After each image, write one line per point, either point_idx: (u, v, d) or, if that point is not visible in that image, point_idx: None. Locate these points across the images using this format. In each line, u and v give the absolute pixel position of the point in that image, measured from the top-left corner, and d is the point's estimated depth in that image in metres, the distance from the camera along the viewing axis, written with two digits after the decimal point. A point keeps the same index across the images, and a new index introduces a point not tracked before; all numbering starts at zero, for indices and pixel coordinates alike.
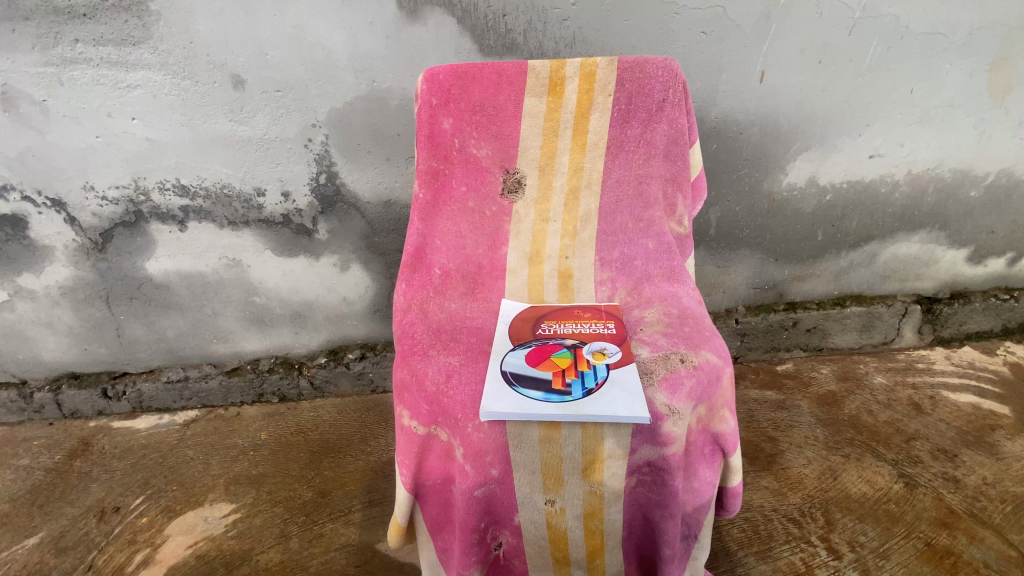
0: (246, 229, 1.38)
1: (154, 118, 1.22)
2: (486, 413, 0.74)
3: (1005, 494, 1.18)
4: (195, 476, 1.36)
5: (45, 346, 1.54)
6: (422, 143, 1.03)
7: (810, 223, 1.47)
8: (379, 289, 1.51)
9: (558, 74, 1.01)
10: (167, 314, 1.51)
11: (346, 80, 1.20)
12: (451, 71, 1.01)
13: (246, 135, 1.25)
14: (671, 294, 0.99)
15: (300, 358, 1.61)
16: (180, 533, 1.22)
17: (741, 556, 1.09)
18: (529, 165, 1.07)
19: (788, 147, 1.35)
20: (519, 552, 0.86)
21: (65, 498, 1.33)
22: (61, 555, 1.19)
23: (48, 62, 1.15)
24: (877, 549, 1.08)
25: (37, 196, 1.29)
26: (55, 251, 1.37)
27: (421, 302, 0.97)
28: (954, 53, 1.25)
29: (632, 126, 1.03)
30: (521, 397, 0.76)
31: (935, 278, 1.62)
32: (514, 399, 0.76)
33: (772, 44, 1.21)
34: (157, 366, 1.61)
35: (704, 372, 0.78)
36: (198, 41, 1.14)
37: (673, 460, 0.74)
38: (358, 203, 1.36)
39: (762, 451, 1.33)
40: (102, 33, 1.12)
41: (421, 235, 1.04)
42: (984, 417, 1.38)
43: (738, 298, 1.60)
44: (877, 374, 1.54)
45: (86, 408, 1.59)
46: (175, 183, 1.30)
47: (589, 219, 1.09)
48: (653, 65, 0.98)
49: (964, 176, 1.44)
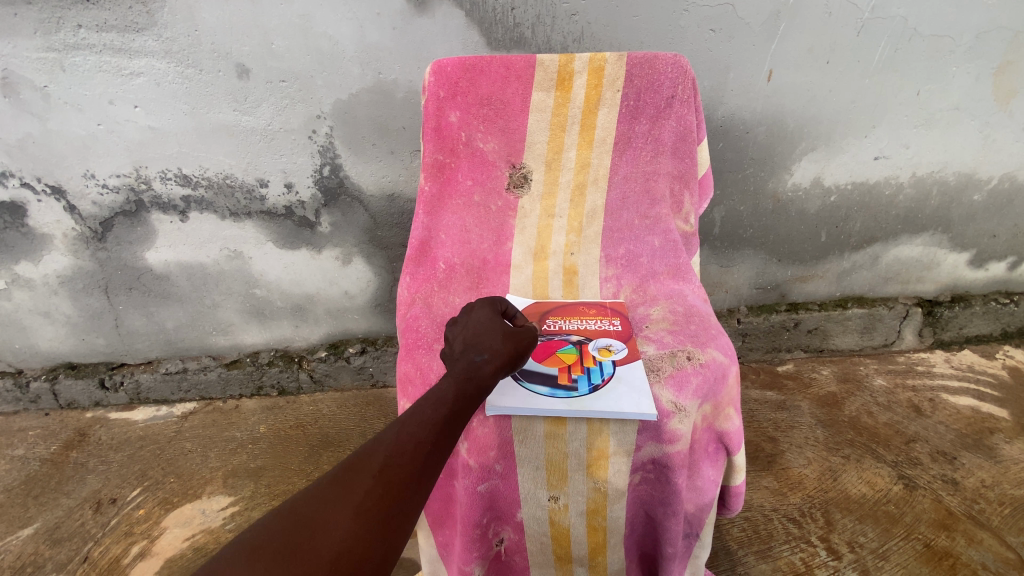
0: (248, 221, 1.37)
1: (156, 106, 1.21)
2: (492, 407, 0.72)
3: (1004, 496, 1.18)
4: (193, 469, 1.35)
5: (42, 335, 1.53)
6: (429, 135, 1.02)
7: (813, 224, 1.47)
8: (381, 284, 1.50)
9: (566, 69, 1.00)
10: (166, 305, 1.50)
11: (352, 71, 1.19)
12: (459, 64, 1.00)
13: (249, 125, 1.24)
14: (676, 291, 0.98)
15: (300, 352, 1.60)
16: (178, 525, 1.22)
17: (741, 556, 1.09)
18: (536, 161, 1.07)
19: (794, 147, 1.34)
20: (521, 548, 0.85)
21: (61, 489, 1.32)
22: (56, 546, 1.18)
23: (49, 47, 1.13)
24: (877, 549, 1.09)
25: (36, 184, 1.27)
26: (54, 239, 1.36)
27: (425, 295, 0.96)
28: (961, 56, 1.25)
29: (640, 122, 1.02)
30: (527, 392, 0.76)
31: (936, 281, 1.62)
32: (520, 394, 0.75)
33: (781, 43, 1.21)
34: (156, 357, 1.60)
35: (710, 369, 0.78)
36: (202, 29, 1.13)
37: (677, 457, 0.74)
38: (361, 196, 1.35)
39: (763, 451, 1.33)
40: (106, 19, 1.11)
41: (426, 229, 1.03)
42: (983, 419, 1.38)
43: (740, 298, 1.60)
44: (877, 376, 1.54)
45: (83, 399, 1.58)
46: (176, 173, 1.28)
47: (595, 216, 1.08)
48: (663, 61, 0.98)
49: (968, 180, 1.44)
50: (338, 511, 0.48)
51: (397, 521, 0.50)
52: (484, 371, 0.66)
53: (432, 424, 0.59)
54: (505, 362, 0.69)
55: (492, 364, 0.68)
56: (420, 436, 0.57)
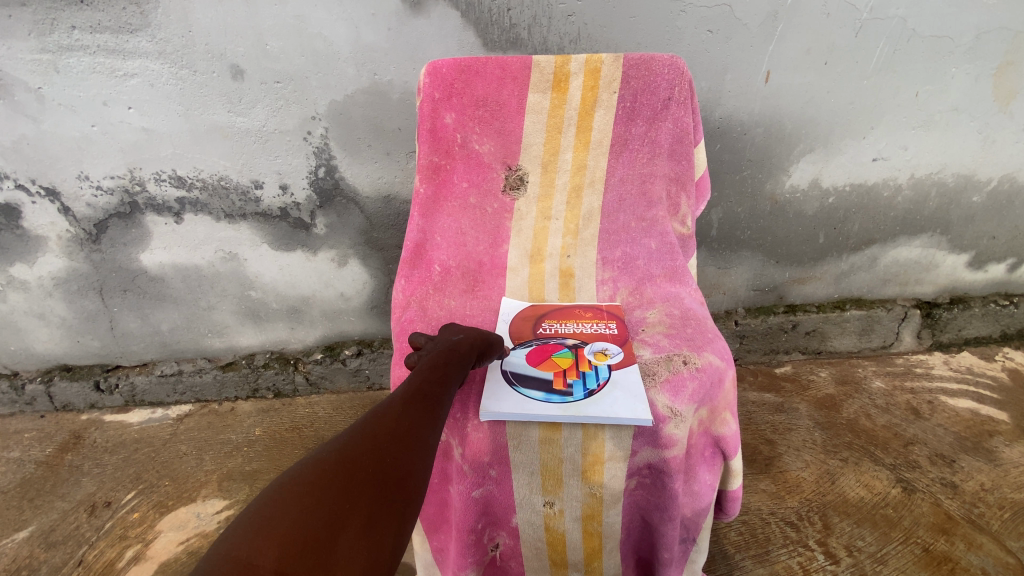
0: (243, 223, 1.36)
1: (151, 108, 1.20)
2: (487, 412, 0.72)
3: (1003, 500, 1.18)
4: (188, 472, 1.35)
5: (37, 337, 1.52)
6: (424, 137, 1.02)
7: (812, 225, 1.47)
8: (377, 286, 1.49)
9: (563, 70, 0.99)
10: (161, 307, 1.49)
11: (347, 72, 1.18)
12: (454, 65, 0.99)
13: (245, 126, 1.23)
14: (673, 294, 0.97)
15: (296, 354, 1.60)
16: (172, 529, 1.21)
17: (739, 560, 1.09)
18: (532, 162, 1.06)
19: (792, 148, 1.34)
20: (516, 553, 0.85)
21: (55, 492, 1.31)
22: (50, 550, 1.17)
23: (43, 48, 1.12)
24: (875, 554, 1.08)
25: (31, 185, 1.27)
26: (48, 241, 1.35)
27: (421, 298, 0.96)
28: (960, 57, 1.24)
29: (636, 124, 1.02)
30: (521, 397, 0.75)
31: (935, 283, 1.62)
32: (514, 399, 0.75)
33: (779, 44, 1.20)
34: (152, 359, 1.59)
35: (706, 374, 0.77)
36: (197, 30, 1.12)
37: (674, 462, 0.73)
38: (357, 198, 1.35)
39: (761, 454, 1.32)
40: (99, 20, 1.10)
41: (422, 231, 1.02)
42: (982, 422, 1.37)
43: (738, 299, 1.59)
44: (876, 379, 1.53)
45: (78, 401, 1.57)
46: (171, 174, 1.28)
47: (591, 218, 1.08)
48: (660, 62, 0.97)
49: (967, 182, 1.43)
50: (376, 438, 0.54)
51: (425, 448, 0.57)
52: (461, 346, 0.75)
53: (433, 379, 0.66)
54: (477, 339, 0.78)
55: (467, 340, 0.77)
56: (426, 388, 0.64)
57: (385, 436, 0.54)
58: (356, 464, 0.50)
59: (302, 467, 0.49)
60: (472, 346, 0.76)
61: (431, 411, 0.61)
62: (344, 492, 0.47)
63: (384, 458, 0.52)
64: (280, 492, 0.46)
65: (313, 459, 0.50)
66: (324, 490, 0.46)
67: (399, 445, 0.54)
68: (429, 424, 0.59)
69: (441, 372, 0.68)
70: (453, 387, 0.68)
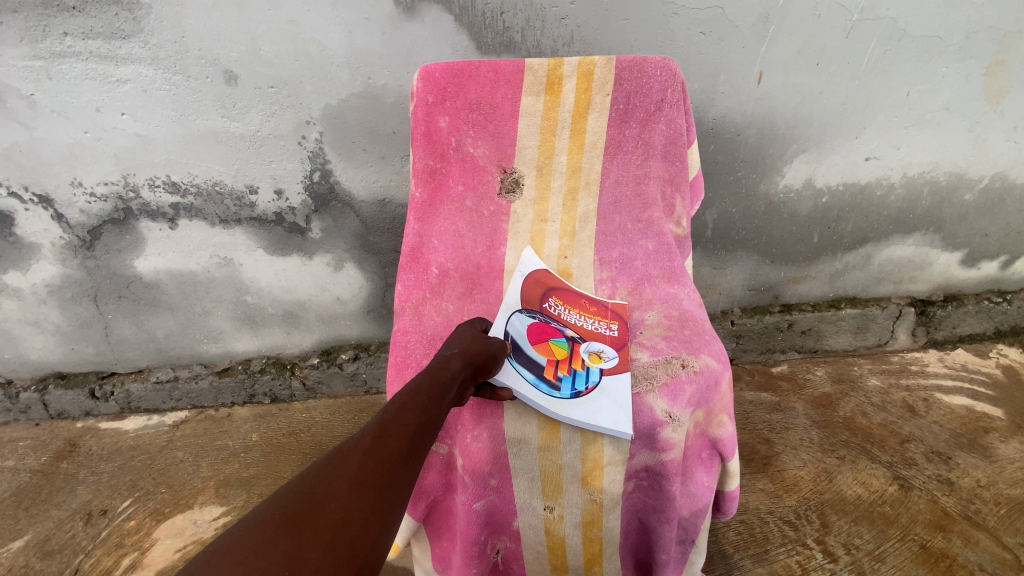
0: (238, 227, 1.36)
1: (144, 114, 1.20)
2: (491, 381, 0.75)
3: (999, 496, 1.19)
4: (185, 478, 1.34)
5: (31, 345, 1.51)
6: (419, 141, 1.02)
7: (806, 224, 1.47)
8: (373, 289, 1.49)
9: (556, 72, 1.00)
10: (156, 313, 1.48)
11: (341, 77, 1.18)
12: (447, 69, 0.99)
13: (238, 131, 1.23)
14: (671, 296, 0.97)
15: (292, 358, 1.59)
16: (169, 536, 1.21)
17: (737, 560, 1.10)
18: (527, 164, 1.06)
19: (785, 149, 1.34)
20: (518, 556, 0.85)
21: (51, 501, 1.30)
22: (47, 559, 1.18)
23: (35, 55, 1.12)
24: (873, 551, 1.09)
25: (24, 193, 1.26)
26: (42, 248, 1.34)
27: (416, 304, 0.96)
28: (951, 56, 1.25)
29: (630, 126, 1.02)
30: (513, 372, 0.78)
31: (929, 281, 1.63)
32: (507, 372, 0.78)
33: (770, 46, 1.21)
34: (147, 366, 1.58)
35: (704, 377, 0.77)
36: (189, 36, 1.12)
37: (671, 465, 0.74)
38: (352, 202, 1.34)
39: (758, 453, 1.32)
40: (91, 26, 1.10)
41: (418, 235, 1.02)
42: (977, 419, 1.38)
43: (734, 299, 1.60)
44: (871, 377, 1.54)
45: (73, 409, 1.56)
46: (165, 180, 1.27)
47: (588, 220, 1.07)
48: (651, 65, 0.98)
49: (959, 180, 1.44)
50: (330, 489, 0.49)
51: (395, 493, 0.52)
52: (452, 361, 0.67)
53: (418, 407, 0.60)
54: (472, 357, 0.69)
55: (457, 359, 0.68)
56: (402, 419, 0.58)
57: (348, 484, 0.50)
58: (311, 518, 0.46)
59: (250, 521, 0.45)
60: (466, 362, 0.68)
61: (409, 446, 0.56)
62: (298, 555, 0.43)
63: (342, 513, 0.47)
64: (226, 551, 0.42)
65: (262, 513, 0.46)
66: (273, 556, 0.42)
67: (362, 493, 0.50)
68: (401, 462, 0.54)
69: (422, 405, 0.60)
70: (436, 413, 0.61)
